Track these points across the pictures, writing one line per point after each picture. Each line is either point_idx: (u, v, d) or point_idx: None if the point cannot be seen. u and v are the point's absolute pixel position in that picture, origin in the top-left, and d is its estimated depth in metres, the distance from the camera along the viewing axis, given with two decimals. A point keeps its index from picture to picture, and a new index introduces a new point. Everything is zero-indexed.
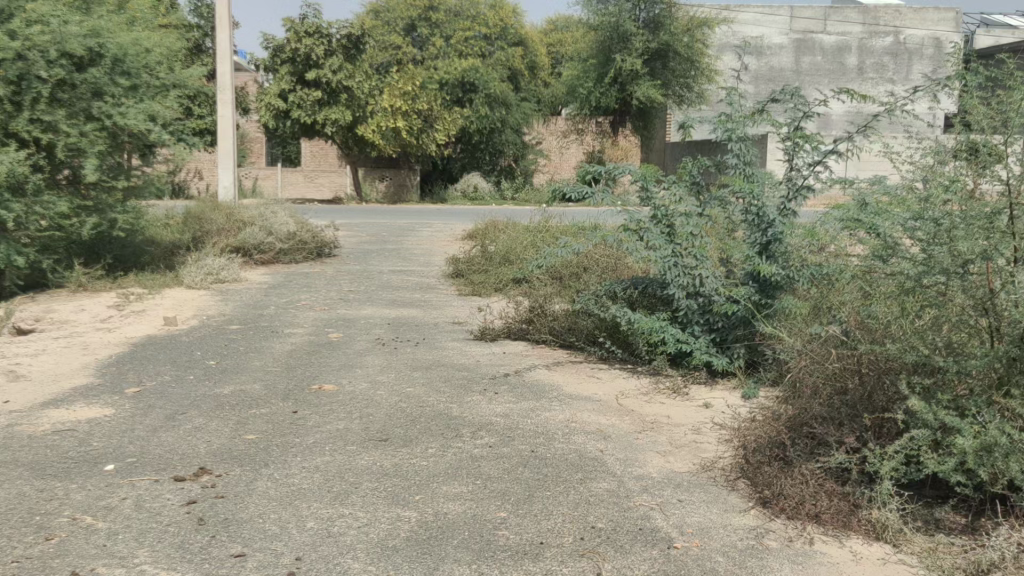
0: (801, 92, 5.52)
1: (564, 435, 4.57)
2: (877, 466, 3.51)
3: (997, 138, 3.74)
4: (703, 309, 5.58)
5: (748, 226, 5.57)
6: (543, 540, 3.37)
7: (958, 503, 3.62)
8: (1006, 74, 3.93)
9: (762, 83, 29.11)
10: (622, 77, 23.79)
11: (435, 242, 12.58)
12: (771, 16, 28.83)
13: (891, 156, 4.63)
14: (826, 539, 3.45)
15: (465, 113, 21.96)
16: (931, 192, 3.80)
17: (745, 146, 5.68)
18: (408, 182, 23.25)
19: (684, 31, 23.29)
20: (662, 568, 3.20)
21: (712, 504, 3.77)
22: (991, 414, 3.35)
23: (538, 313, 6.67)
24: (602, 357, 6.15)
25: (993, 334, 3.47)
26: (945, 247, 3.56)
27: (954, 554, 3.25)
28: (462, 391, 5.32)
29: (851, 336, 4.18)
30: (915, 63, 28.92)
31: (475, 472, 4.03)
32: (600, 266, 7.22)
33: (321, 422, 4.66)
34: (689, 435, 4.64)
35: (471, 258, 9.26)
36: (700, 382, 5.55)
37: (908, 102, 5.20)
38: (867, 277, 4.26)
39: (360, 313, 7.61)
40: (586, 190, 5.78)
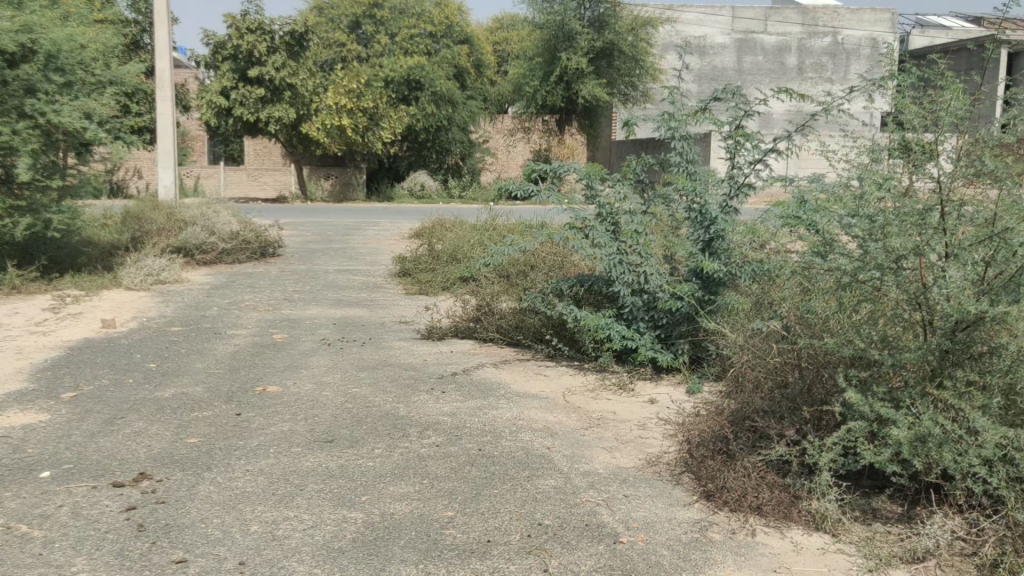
0: (742, 91, 5.60)
1: (511, 433, 4.59)
2: (817, 458, 3.59)
3: (928, 136, 3.84)
4: (648, 306, 5.64)
5: (692, 223, 5.64)
6: (490, 538, 3.38)
7: (894, 493, 3.71)
8: (938, 74, 4.03)
9: (705, 82, 29.51)
10: (567, 76, 23.69)
11: (381, 242, 12.45)
12: (713, 16, 29.24)
13: (828, 155, 4.73)
14: (767, 530, 3.52)
15: (412, 111, 21.86)
16: (866, 190, 3.89)
17: (687, 145, 5.75)
18: (353, 181, 23.03)
19: (628, 30, 23.51)
20: (609, 564, 3.22)
21: (657, 498, 3.82)
22: (924, 406, 3.45)
23: (485, 311, 6.69)
24: (548, 355, 6.19)
25: (926, 328, 3.57)
26: (879, 244, 3.65)
27: (890, 543, 3.34)
28: (409, 390, 5.30)
29: (791, 331, 4.26)
30: (853, 63, 29.64)
31: (422, 472, 4.02)
32: (548, 264, 7.25)
33: (265, 424, 4.60)
34: (635, 430, 4.69)
35: (418, 258, 9.22)
36: (645, 377, 5.62)
37: (845, 101, 5.32)
38: (805, 273, 4.34)
39: (305, 313, 7.54)
40: (531, 189, 5.79)
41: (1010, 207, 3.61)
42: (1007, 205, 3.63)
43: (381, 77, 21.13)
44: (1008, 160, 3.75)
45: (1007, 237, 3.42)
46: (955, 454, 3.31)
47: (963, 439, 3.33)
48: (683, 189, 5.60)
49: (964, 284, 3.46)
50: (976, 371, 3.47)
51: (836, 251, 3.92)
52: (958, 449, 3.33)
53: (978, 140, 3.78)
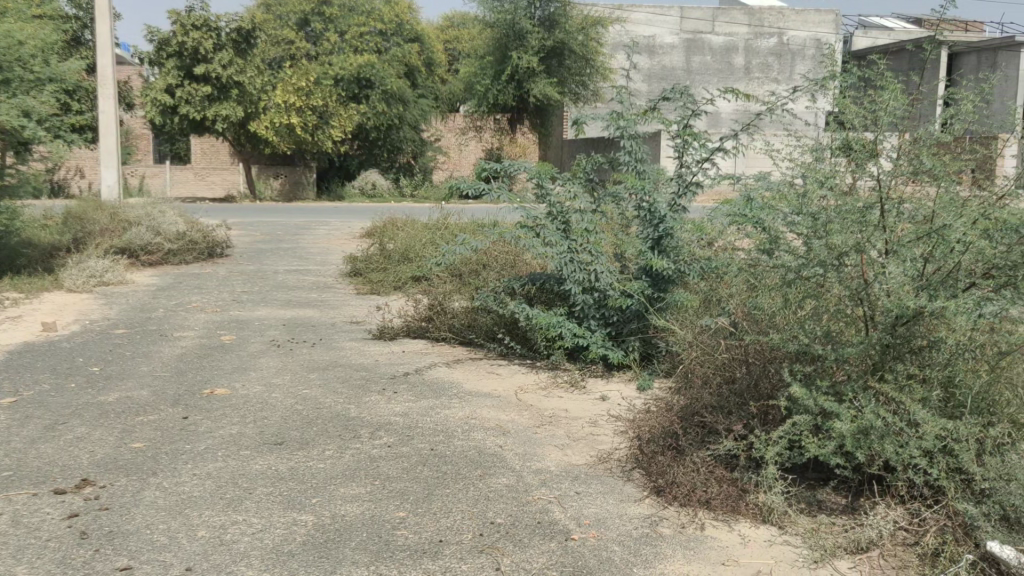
0: (690, 91, 5.68)
1: (464, 432, 4.59)
2: (763, 452, 3.66)
3: (869, 135, 3.92)
4: (598, 304, 5.68)
5: (641, 221, 5.70)
6: (442, 537, 3.38)
7: (839, 485, 3.79)
8: (877, 75, 4.12)
9: (654, 82, 29.81)
10: (519, 74, 23.64)
11: (332, 241, 12.32)
12: (662, 16, 29.53)
13: (772, 153, 4.82)
14: (715, 524, 3.57)
15: (362, 110, 21.68)
16: (807, 188, 3.94)
17: (636, 144, 5.80)
18: (303, 180, 22.76)
19: (579, 29, 23.65)
20: (561, 561, 3.24)
21: (608, 494, 3.85)
22: (866, 399, 3.53)
23: (437, 311, 6.66)
24: (501, 354, 6.19)
25: (867, 323, 3.65)
26: (822, 241, 3.72)
27: (835, 534, 3.41)
28: (360, 391, 5.27)
29: (739, 328, 4.33)
30: (798, 64, 30.20)
31: (373, 473, 3.99)
32: (500, 263, 7.25)
33: (213, 427, 4.53)
34: (587, 428, 4.72)
35: (369, 258, 9.16)
36: (597, 374, 5.66)
37: (789, 101, 5.42)
38: (751, 270, 4.40)
39: (254, 314, 7.43)
40: (482, 188, 5.78)
41: (946, 205, 3.72)
42: (944, 203, 3.74)
43: (331, 75, 20.93)
44: (945, 159, 3.86)
45: (944, 234, 3.52)
46: (896, 446, 3.40)
47: (904, 432, 3.42)
48: (632, 188, 5.66)
49: (903, 281, 3.53)
50: (916, 364, 3.57)
51: (782, 248, 3.99)
52: (899, 441, 3.41)
53: (916, 139, 3.88)
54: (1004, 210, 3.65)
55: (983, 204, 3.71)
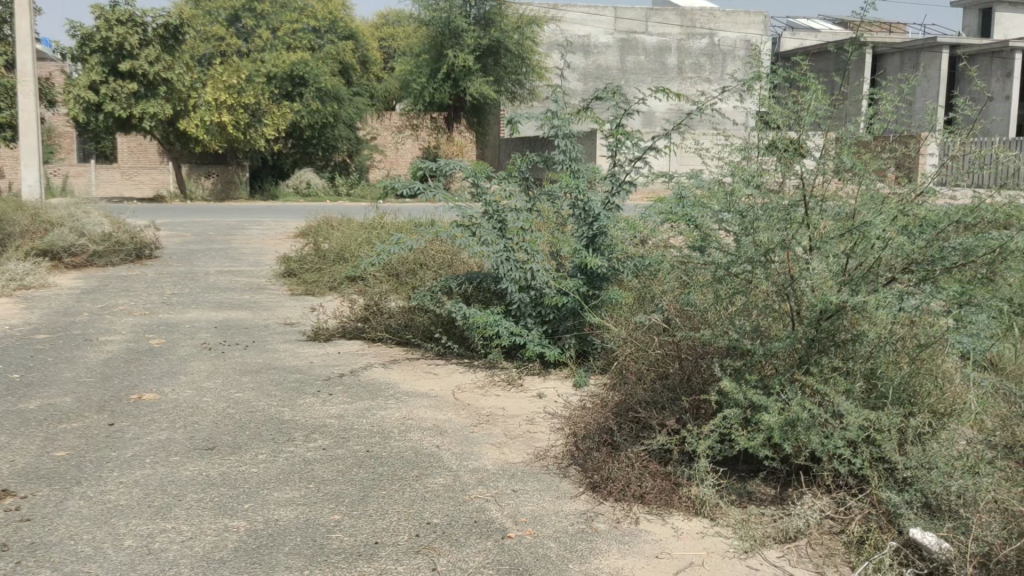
0: (622, 91, 5.75)
1: (400, 432, 4.56)
2: (695, 446, 3.72)
3: (792, 134, 4.01)
4: (535, 302, 5.69)
5: (576, 219, 5.75)
6: (377, 540, 3.35)
7: (768, 476, 3.87)
8: (801, 75, 4.22)
9: (589, 81, 30.06)
10: (455, 72, 23.68)
11: (266, 241, 12.12)
12: (596, 16, 29.77)
13: (702, 152, 4.90)
14: (649, 517, 3.63)
15: (296, 108, 21.37)
16: (735, 185, 4.02)
17: (570, 143, 5.88)
18: (236, 179, 22.32)
19: (514, 28, 23.72)
20: (497, 559, 3.25)
21: (545, 491, 3.88)
22: (793, 392, 3.62)
23: (373, 311, 6.61)
24: (438, 353, 6.17)
25: (794, 317, 3.74)
26: (749, 239, 3.80)
27: (764, 523, 3.48)
28: (294, 393, 5.19)
29: (672, 324, 4.39)
30: (728, 64, 30.75)
31: (307, 476, 3.94)
32: (436, 262, 7.23)
33: (141, 434, 4.42)
34: (524, 425, 4.75)
35: (303, 258, 9.05)
36: (533, 372, 5.68)
37: (718, 100, 5.53)
38: (684, 267, 4.47)
39: (184, 317, 7.26)
40: (418, 187, 5.74)
41: (867, 203, 3.84)
42: (866, 201, 3.86)
43: (263, 72, 20.58)
44: (866, 158, 3.99)
45: (865, 231, 3.63)
46: (822, 437, 3.48)
47: (829, 423, 3.51)
48: (566, 186, 5.71)
49: (826, 276, 3.63)
50: (840, 358, 3.66)
51: (713, 245, 4.05)
52: (825, 432, 3.50)
53: (839, 138, 3.97)
54: (922, 207, 3.82)
55: (902, 202, 3.87)
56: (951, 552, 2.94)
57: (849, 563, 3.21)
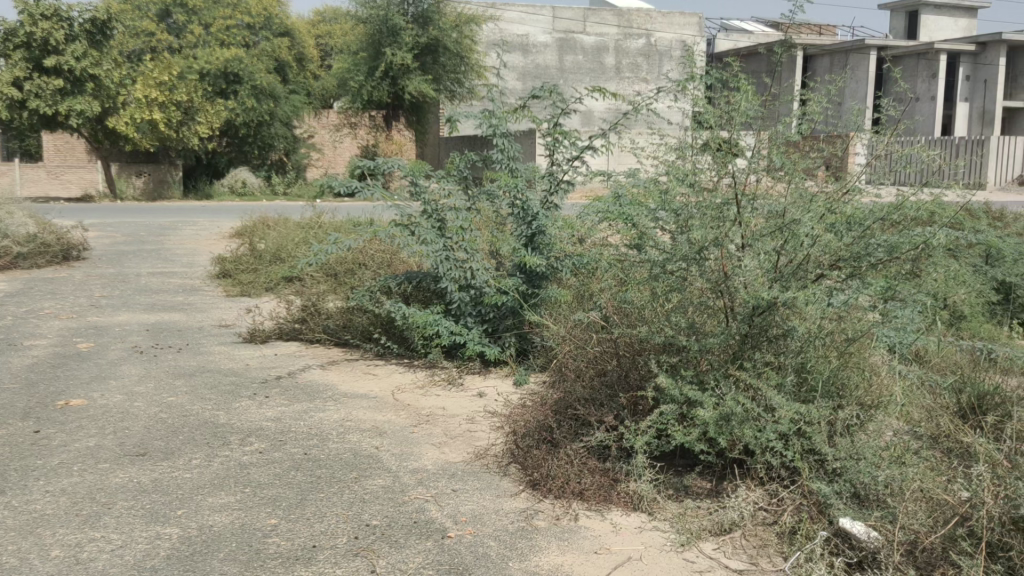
0: (559, 90, 5.78)
1: (338, 434, 4.52)
2: (632, 442, 3.77)
3: (725, 134, 4.08)
4: (474, 301, 5.68)
5: (515, 218, 5.75)
6: (315, 543, 3.31)
7: (704, 470, 3.93)
8: (732, 76, 4.29)
9: (528, 80, 30.09)
10: (393, 71, 23.53)
11: (200, 242, 11.89)
12: (534, 15, 29.82)
13: (638, 151, 4.96)
14: (588, 514, 3.66)
15: (230, 105, 20.96)
16: (670, 184, 4.08)
17: (508, 142, 5.90)
18: (168, 178, 21.76)
19: (452, 27, 23.65)
20: (436, 559, 3.24)
21: (484, 489, 3.89)
22: (727, 386, 3.68)
23: (311, 312, 6.52)
24: (377, 354, 6.13)
25: (728, 314, 3.80)
26: (684, 237, 3.85)
27: (700, 517, 3.54)
28: (229, 396, 5.10)
29: (610, 321, 4.43)
30: (665, 64, 31.17)
31: (243, 481, 3.88)
32: (375, 262, 7.16)
33: (68, 440, 4.30)
34: (464, 425, 4.74)
35: (238, 258, 8.90)
36: (473, 371, 5.68)
37: (653, 100, 5.60)
38: (622, 265, 4.51)
39: (114, 320, 7.07)
40: (355, 185, 5.67)
41: (797, 200, 3.92)
42: (795, 199, 3.94)
43: (195, 69, 20.15)
44: (795, 157, 4.08)
45: (795, 228, 3.71)
46: (755, 431, 3.55)
47: (761, 417, 3.58)
48: (505, 186, 5.72)
49: (758, 272, 3.69)
50: (772, 352, 3.75)
51: (650, 244, 4.10)
52: (758, 426, 3.57)
53: (770, 138, 4.05)
54: (848, 204, 3.92)
55: (830, 199, 3.96)
56: (879, 541, 2.99)
57: (781, 553, 3.28)
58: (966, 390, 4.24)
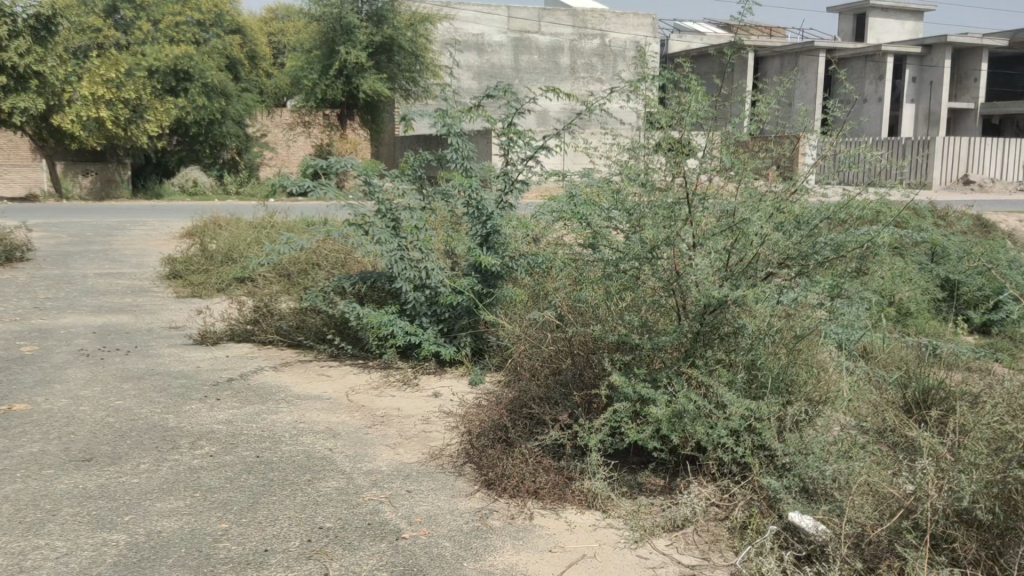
0: (514, 90, 5.78)
1: (291, 436, 4.47)
2: (586, 440, 3.80)
3: (676, 134, 4.12)
4: (429, 301, 5.66)
5: (470, 218, 5.76)
6: (267, 547, 3.27)
7: (658, 467, 3.97)
8: (683, 77, 4.34)
9: (484, 79, 30.02)
10: (347, 69, 23.35)
11: (149, 242, 11.70)
12: (489, 15, 29.76)
13: (591, 151, 4.99)
14: (543, 513, 3.67)
15: (180, 103, 20.62)
16: (622, 184, 4.10)
17: (462, 142, 5.90)
18: (116, 177, 21.32)
19: (406, 26, 23.56)
20: (391, 560, 3.22)
21: (440, 490, 3.87)
22: (680, 384, 3.72)
23: (263, 313, 6.44)
24: (332, 354, 6.07)
25: (680, 311, 3.83)
26: (637, 236, 3.88)
27: (653, 513, 3.57)
28: (179, 399, 5.02)
29: (565, 320, 4.45)
30: (619, 64, 31.41)
31: (193, 485, 3.81)
32: (329, 262, 7.11)
33: (11, 446, 4.19)
34: (419, 425, 4.73)
35: (188, 258, 8.76)
36: (429, 371, 5.66)
37: (606, 100, 5.64)
38: (577, 264, 4.53)
39: (59, 322, 6.90)
40: (308, 185, 5.61)
41: (748, 200, 3.98)
42: (745, 199, 3.99)
43: (144, 66, 19.76)
44: (745, 158, 4.15)
45: (744, 227, 3.76)
46: (707, 428, 3.59)
47: (713, 413, 3.62)
48: (460, 185, 5.71)
49: (709, 271, 3.73)
50: (723, 350, 3.79)
51: (604, 243, 4.12)
52: (709, 423, 3.61)
53: (721, 138, 4.10)
54: (796, 204, 3.99)
55: (778, 199, 4.02)
56: (827, 534, 3.03)
57: (732, 548, 3.32)
58: (911, 385, 4.34)
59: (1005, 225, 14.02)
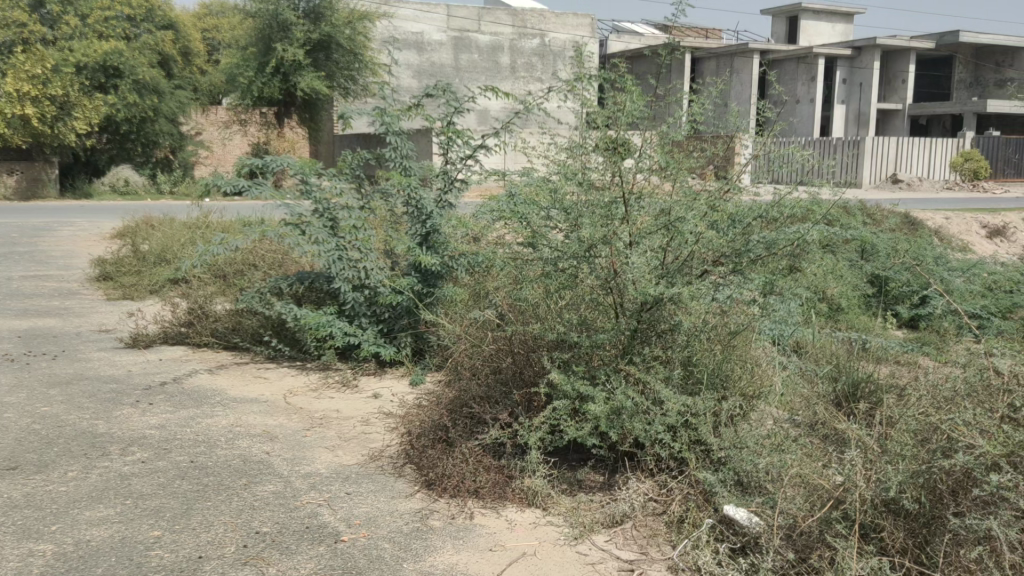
0: (452, 88, 5.76)
1: (227, 440, 4.38)
2: (526, 438, 3.81)
3: (614, 132, 4.15)
4: (368, 301, 5.62)
5: (410, 217, 5.75)
6: (201, 554, 3.21)
7: (597, 464, 4.00)
8: (619, 77, 4.38)
9: (424, 78, 29.81)
10: (284, 67, 23.00)
11: (79, 243, 11.41)
12: (429, 14, 29.57)
13: (529, 150, 5.00)
14: (483, 512, 3.67)
15: (110, 100, 20.06)
16: (559, 183, 4.13)
17: (401, 141, 5.86)
18: (43, 176, 20.54)
19: (345, 23, 23.30)
20: (330, 564, 3.19)
21: (379, 492, 3.84)
22: (617, 381, 3.77)
23: (198, 315, 6.31)
24: (269, 356, 5.98)
25: (618, 308, 3.88)
26: (575, 235, 3.90)
27: (592, 510, 3.60)
28: (109, 404, 4.88)
29: (505, 319, 4.46)
30: (559, 64, 31.59)
31: (124, 492, 3.71)
32: (266, 262, 7.02)
33: None
34: (358, 427, 4.68)
35: (120, 259, 8.54)
36: (368, 372, 5.60)
37: (544, 99, 5.66)
38: (516, 263, 4.54)
39: None
40: (242, 184, 5.49)
41: (683, 199, 4.03)
42: (680, 198, 4.05)
43: (72, 62, 18.98)
44: (679, 158, 4.21)
45: (679, 226, 3.81)
46: (645, 424, 3.63)
47: (650, 410, 3.66)
48: (398, 184, 5.68)
49: (645, 269, 3.77)
50: (660, 347, 3.85)
51: (543, 242, 4.13)
52: (647, 419, 3.65)
53: (657, 138, 4.16)
54: (729, 202, 4.07)
55: (712, 198, 4.10)
56: (761, 527, 3.09)
57: (670, 542, 3.36)
58: (841, 379, 4.45)
59: (931, 221, 14.47)
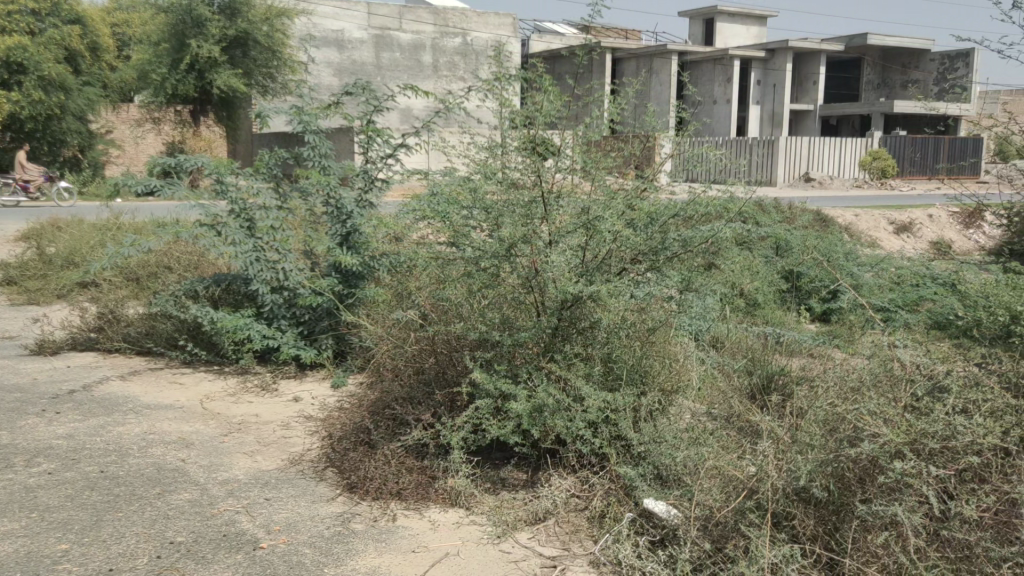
0: (372, 87, 5.69)
1: (139, 448, 4.25)
2: (449, 438, 3.80)
3: (534, 132, 4.17)
4: (287, 303, 5.52)
5: (329, 217, 5.67)
6: (112, 566, 3.10)
7: (520, 462, 4.01)
8: (537, 76, 4.40)
9: (345, 76, 29.44)
10: (199, 64, 22.42)
11: None
12: (349, 11, 29.19)
13: (449, 148, 4.99)
14: (406, 513, 3.65)
15: (13, 97, 19.26)
16: (479, 182, 4.12)
17: (319, 139, 5.76)
18: None
19: (262, 20, 22.85)
20: (247, 571, 3.12)
21: (300, 497, 3.77)
22: (539, 379, 3.79)
23: (109, 320, 6.09)
24: (184, 361, 5.81)
25: (539, 307, 3.89)
26: (496, 235, 3.91)
27: (516, 508, 3.61)
28: (14, 414, 4.68)
29: (427, 319, 4.45)
30: (481, 63, 31.60)
31: (29, 506, 3.56)
32: (182, 264, 6.83)
33: None
34: (278, 431, 4.59)
35: (25, 262, 8.21)
36: (289, 375, 5.51)
37: (464, 99, 5.64)
38: (437, 261, 4.52)
39: None
40: (154, 183, 5.32)
41: (602, 198, 4.07)
42: (599, 197, 4.09)
43: None
44: (597, 157, 4.24)
45: (597, 225, 3.84)
46: (566, 421, 3.66)
47: (572, 407, 3.70)
48: (317, 183, 5.59)
49: (565, 267, 3.80)
50: (581, 344, 3.89)
51: (464, 242, 4.14)
52: (569, 416, 3.68)
53: (577, 138, 4.19)
54: (647, 201, 4.14)
55: (630, 196, 4.15)
56: (679, 518, 3.15)
57: (592, 537, 3.40)
58: (756, 372, 4.57)
59: (843, 219, 14.99)
